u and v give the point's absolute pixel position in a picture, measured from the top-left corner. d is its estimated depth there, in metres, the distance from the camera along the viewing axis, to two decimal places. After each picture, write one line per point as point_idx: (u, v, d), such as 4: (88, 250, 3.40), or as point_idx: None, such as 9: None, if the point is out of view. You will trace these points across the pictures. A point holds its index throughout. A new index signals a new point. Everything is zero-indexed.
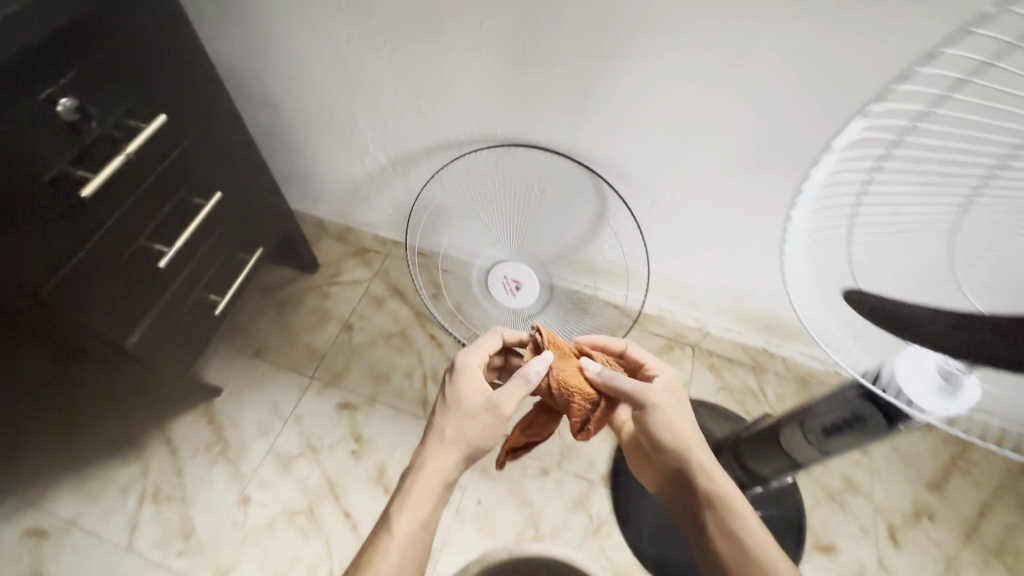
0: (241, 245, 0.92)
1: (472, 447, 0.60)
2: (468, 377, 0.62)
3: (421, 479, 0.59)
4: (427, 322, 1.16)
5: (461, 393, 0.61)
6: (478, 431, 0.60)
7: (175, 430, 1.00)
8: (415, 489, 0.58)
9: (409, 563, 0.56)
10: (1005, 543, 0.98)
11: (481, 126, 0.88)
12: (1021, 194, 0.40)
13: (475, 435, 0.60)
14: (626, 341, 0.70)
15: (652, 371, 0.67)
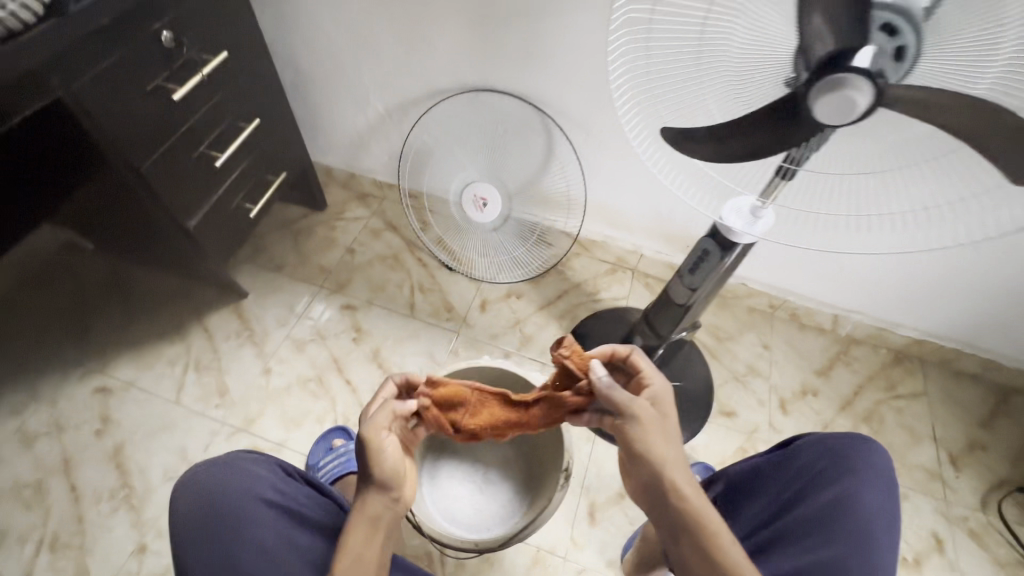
0: (269, 168, 1.19)
1: (381, 479, 0.65)
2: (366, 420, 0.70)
3: (351, 524, 0.63)
4: (415, 249, 1.41)
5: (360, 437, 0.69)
6: (376, 464, 0.65)
7: (211, 321, 1.25)
8: (349, 530, 0.63)
9: None
10: (871, 412, 1.23)
11: (459, 77, 1.15)
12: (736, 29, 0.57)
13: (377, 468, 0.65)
14: (631, 346, 0.75)
15: (646, 378, 0.70)
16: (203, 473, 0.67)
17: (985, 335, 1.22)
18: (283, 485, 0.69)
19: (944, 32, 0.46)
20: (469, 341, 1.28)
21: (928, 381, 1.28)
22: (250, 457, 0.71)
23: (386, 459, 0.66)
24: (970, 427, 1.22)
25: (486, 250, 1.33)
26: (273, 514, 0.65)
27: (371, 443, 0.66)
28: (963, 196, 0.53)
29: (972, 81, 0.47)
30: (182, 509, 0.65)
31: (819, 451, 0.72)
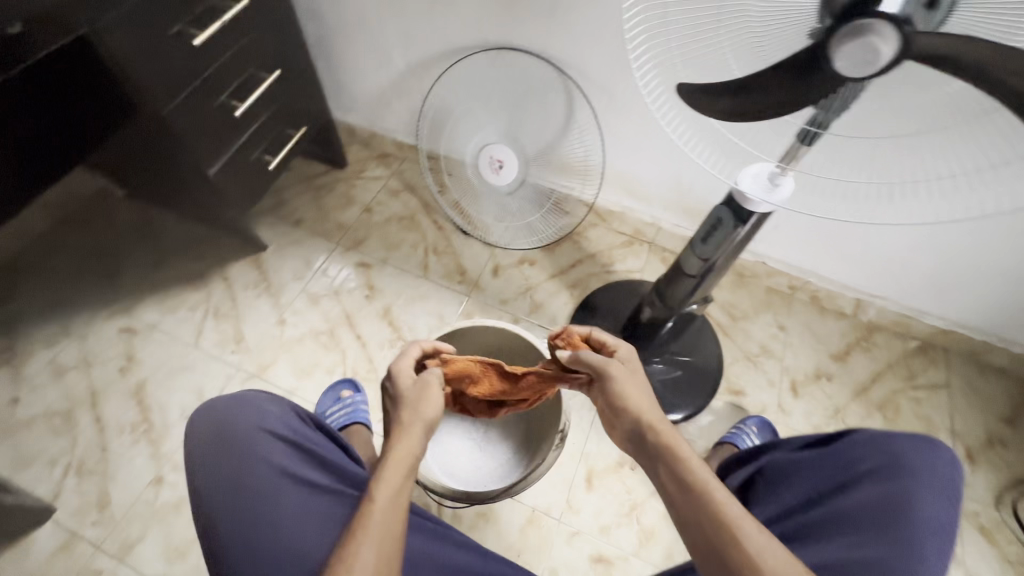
0: (288, 121, 1.20)
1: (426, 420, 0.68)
2: (402, 374, 0.74)
3: (394, 453, 0.63)
4: (431, 211, 1.42)
5: (399, 385, 0.72)
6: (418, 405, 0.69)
7: (231, 271, 1.28)
8: (387, 467, 0.61)
9: (388, 530, 0.56)
10: (887, 400, 1.20)
11: (480, 33, 1.12)
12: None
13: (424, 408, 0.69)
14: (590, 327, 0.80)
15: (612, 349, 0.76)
16: (219, 403, 0.69)
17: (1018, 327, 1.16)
18: (293, 422, 0.70)
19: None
20: (480, 304, 1.29)
21: (952, 373, 1.23)
22: (261, 391, 0.72)
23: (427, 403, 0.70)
24: (992, 422, 1.17)
25: (503, 215, 1.33)
26: (283, 447, 0.67)
27: (423, 386, 0.71)
28: (998, 162, 0.49)
29: (1014, 31, 0.45)
30: (197, 440, 0.67)
31: (874, 449, 0.68)
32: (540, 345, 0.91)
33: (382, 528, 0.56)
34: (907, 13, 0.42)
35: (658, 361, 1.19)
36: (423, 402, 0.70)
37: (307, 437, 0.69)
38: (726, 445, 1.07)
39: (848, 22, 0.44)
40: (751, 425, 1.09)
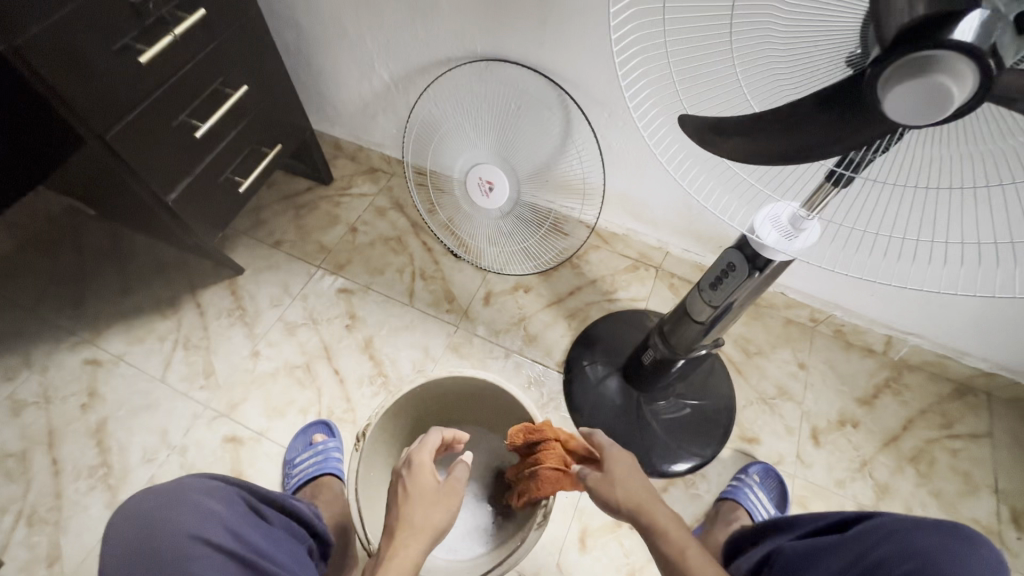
0: (262, 140, 1.12)
1: (437, 531, 0.64)
2: (421, 467, 0.68)
3: (392, 557, 0.59)
4: (420, 232, 1.32)
5: (416, 478, 0.67)
6: (430, 508, 0.65)
7: (203, 297, 1.20)
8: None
9: None
10: (921, 452, 1.07)
11: (466, 44, 1.02)
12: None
13: (439, 515, 0.65)
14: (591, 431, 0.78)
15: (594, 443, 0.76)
16: (148, 500, 0.56)
17: None
18: (237, 527, 0.59)
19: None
20: (470, 336, 1.19)
21: (994, 420, 1.11)
22: (201, 483, 0.61)
23: (441, 511, 0.65)
24: None
25: (496, 238, 1.21)
26: (221, 561, 0.55)
27: (446, 489, 0.67)
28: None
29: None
30: (110, 549, 0.54)
31: (897, 543, 0.54)
32: (524, 400, 0.81)
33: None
34: (994, 40, 0.31)
35: (663, 402, 1.08)
36: (436, 505, 0.65)
37: (253, 546, 0.58)
38: (729, 502, 0.97)
39: (897, 57, 0.33)
40: (753, 475, 1.00)
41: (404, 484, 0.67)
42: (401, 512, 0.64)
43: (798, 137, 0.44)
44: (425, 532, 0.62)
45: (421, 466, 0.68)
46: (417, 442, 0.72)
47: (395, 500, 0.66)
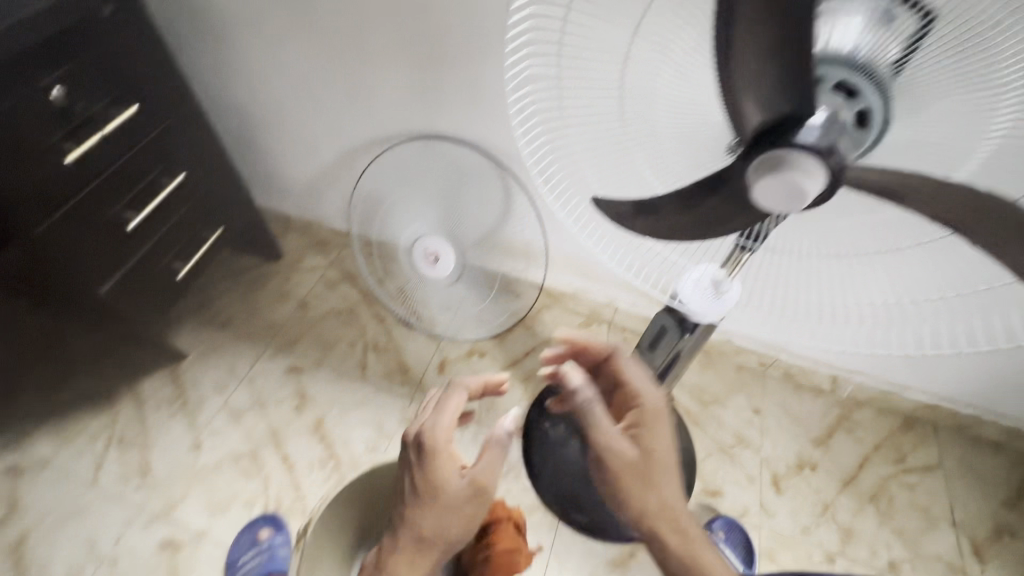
0: (202, 223, 1.11)
1: (446, 543, 0.67)
2: (434, 465, 0.68)
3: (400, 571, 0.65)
4: (372, 303, 1.31)
5: (429, 475, 0.68)
6: (440, 518, 0.67)
7: (141, 388, 1.15)
8: None
9: None
10: (880, 490, 1.08)
11: (405, 123, 1.06)
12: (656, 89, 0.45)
13: (449, 526, 0.67)
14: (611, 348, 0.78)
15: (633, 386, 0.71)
16: None
17: (1006, 399, 1.08)
18: None
19: (918, 92, 0.37)
20: (425, 407, 1.16)
21: (944, 450, 1.13)
22: None
23: (452, 517, 0.67)
24: (993, 507, 1.07)
25: (448, 305, 1.21)
26: None
27: (460, 493, 0.68)
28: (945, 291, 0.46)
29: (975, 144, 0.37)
30: None
31: None
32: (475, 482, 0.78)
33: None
34: (835, 138, 0.34)
35: None
36: (447, 513, 0.67)
37: None
38: None
39: (761, 151, 0.36)
40: (718, 531, 1.02)
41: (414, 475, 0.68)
42: (410, 521, 0.67)
43: (700, 219, 0.47)
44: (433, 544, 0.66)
45: (434, 460, 0.68)
46: (432, 420, 0.71)
47: (407, 501, 0.68)
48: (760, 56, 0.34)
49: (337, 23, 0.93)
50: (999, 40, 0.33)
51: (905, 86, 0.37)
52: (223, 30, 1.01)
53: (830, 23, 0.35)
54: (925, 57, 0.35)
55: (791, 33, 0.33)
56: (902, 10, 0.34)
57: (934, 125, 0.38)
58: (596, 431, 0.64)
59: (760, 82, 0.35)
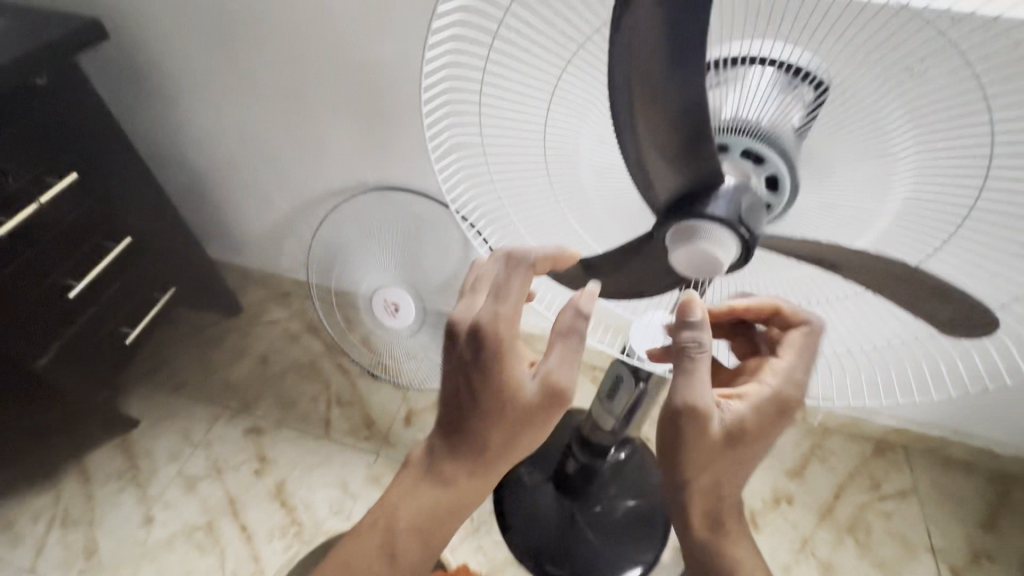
0: (152, 283, 1.08)
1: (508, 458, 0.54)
2: (502, 368, 0.50)
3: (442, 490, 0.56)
4: (335, 354, 1.28)
5: (494, 385, 0.50)
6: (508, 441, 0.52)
7: (88, 461, 1.11)
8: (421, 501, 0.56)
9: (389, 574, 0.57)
10: (857, 520, 1.07)
11: (359, 175, 1.05)
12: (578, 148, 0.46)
13: (515, 447, 0.53)
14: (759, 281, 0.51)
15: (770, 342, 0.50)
16: None
17: (971, 420, 1.07)
18: None
19: (818, 160, 0.39)
20: (391, 463, 1.12)
21: (917, 475, 1.13)
22: None
23: (520, 441, 0.53)
24: (969, 531, 1.06)
25: (413, 354, 1.18)
26: None
27: (532, 414, 0.51)
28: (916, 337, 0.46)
29: (869, 217, 0.40)
30: None
31: None
32: None
33: (377, 535, 0.58)
34: (744, 211, 0.36)
35: (597, 507, 1.04)
36: (517, 434, 0.52)
37: None
38: None
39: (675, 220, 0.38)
40: None
41: (466, 396, 0.52)
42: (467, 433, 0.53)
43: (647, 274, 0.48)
44: (478, 467, 0.55)
45: (502, 372, 0.50)
46: (497, 287, 0.49)
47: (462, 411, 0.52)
48: (652, 131, 0.35)
49: (280, 82, 0.93)
50: (887, 121, 0.36)
51: (807, 152, 0.39)
52: (169, 91, 1.00)
53: (730, 91, 0.38)
54: (823, 128, 0.38)
55: (683, 115, 0.34)
56: (801, 82, 0.37)
57: (832, 194, 0.41)
58: (699, 437, 0.49)
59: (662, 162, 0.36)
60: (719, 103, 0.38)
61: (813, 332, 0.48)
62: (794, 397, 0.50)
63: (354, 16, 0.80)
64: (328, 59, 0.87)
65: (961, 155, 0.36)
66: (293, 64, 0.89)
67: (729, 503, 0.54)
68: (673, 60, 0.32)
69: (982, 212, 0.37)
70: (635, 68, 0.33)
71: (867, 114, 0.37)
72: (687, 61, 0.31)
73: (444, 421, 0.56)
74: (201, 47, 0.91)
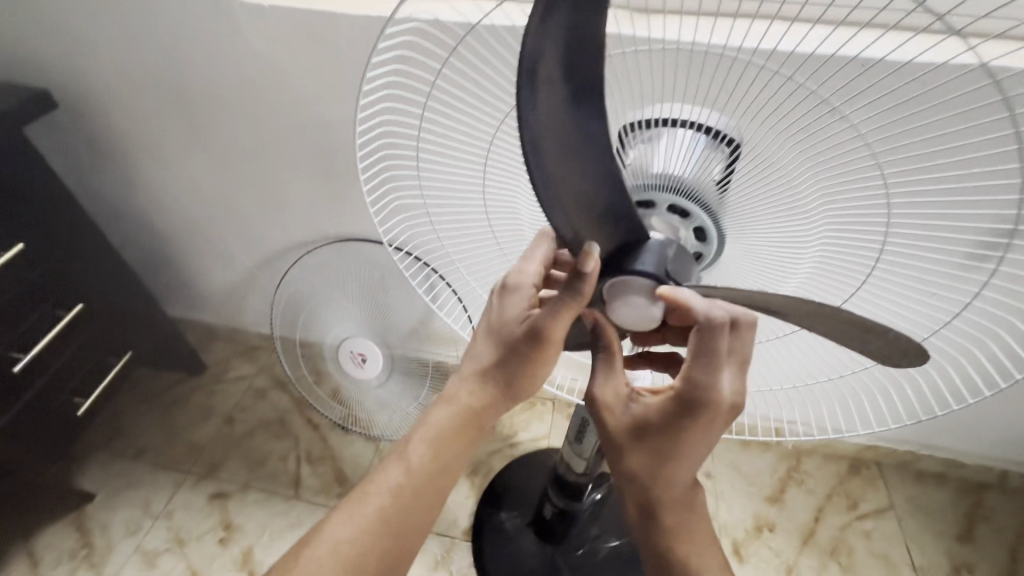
0: (107, 349, 1.04)
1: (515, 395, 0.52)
2: (519, 294, 0.49)
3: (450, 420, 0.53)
4: (305, 408, 1.24)
5: (509, 310, 0.49)
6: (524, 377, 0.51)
7: (37, 543, 1.04)
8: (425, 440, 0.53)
9: (365, 538, 0.51)
10: (839, 542, 1.07)
11: (319, 227, 1.05)
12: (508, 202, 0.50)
13: (522, 384, 0.51)
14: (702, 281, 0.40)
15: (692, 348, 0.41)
16: None
17: (938, 433, 1.09)
18: None
19: (738, 214, 0.42)
20: None
21: (893, 491, 1.14)
22: None
23: (531, 379, 0.51)
24: (948, 545, 1.07)
25: (384, 403, 1.15)
26: None
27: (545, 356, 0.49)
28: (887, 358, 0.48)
29: (794, 262, 0.43)
30: None
31: None
32: None
33: (366, 506, 0.52)
34: (668, 265, 0.39)
35: (580, 551, 1.01)
36: (530, 373, 0.50)
37: None
38: None
39: (607, 281, 0.41)
40: None
41: (485, 361, 0.52)
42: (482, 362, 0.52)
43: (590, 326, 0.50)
44: (484, 427, 0.54)
45: (520, 301, 0.49)
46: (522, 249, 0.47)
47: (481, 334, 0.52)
48: (569, 205, 0.37)
49: (235, 141, 0.93)
50: (797, 181, 0.40)
51: (729, 209, 0.42)
52: (124, 155, 1.00)
53: (657, 151, 0.41)
54: (737, 183, 0.41)
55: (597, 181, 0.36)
56: (721, 145, 0.40)
57: (756, 244, 0.44)
58: (608, 436, 0.48)
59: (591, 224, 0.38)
60: (647, 163, 0.41)
61: (704, 332, 0.40)
62: (707, 402, 0.42)
63: (306, 79, 0.81)
64: (282, 119, 0.88)
65: (863, 206, 0.40)
66: (247, 125, 0.90)
67: (670, 504, 0.48)
68: (574, 144, 0.35)
69: (889, 255, 0.41)
70: (548, 149, 0.34)
71: (777, 174, 0.40)
72: (587, 144, 0.35)
73: (448, 389, 0.54)
74: (154, 113, 0.91)
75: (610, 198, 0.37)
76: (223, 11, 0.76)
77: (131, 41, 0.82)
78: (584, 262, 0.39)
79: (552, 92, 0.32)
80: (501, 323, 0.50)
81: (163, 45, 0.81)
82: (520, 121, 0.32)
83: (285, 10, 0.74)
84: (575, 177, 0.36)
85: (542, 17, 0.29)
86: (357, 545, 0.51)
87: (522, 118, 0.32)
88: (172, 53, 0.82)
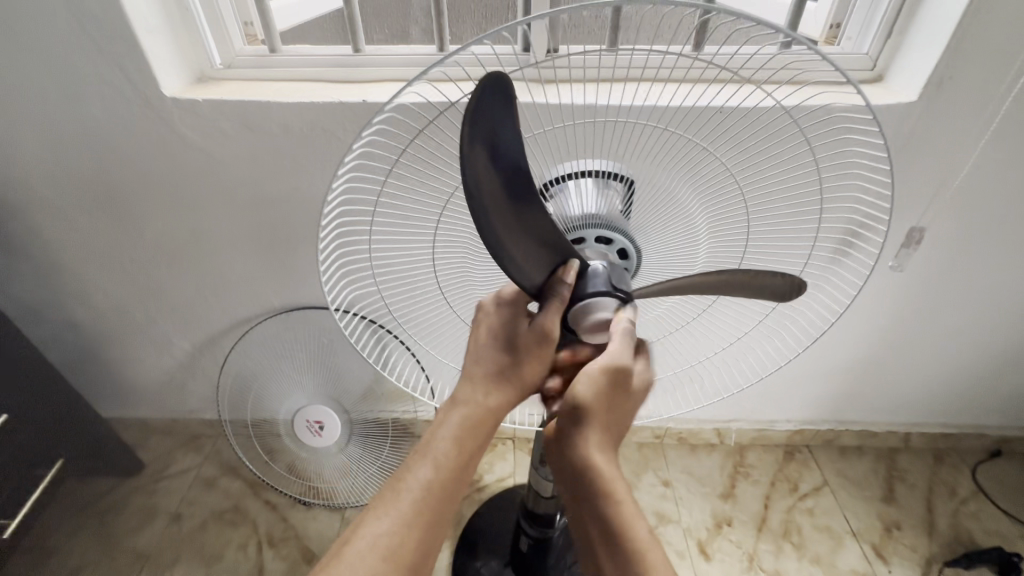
0: (36, 459, 0.96)
1: (521, 390, 0.51)
2: (515, 304, 0.51)
3: (463, 419, 0.51)
4: (260, 489, 1.19)
5: (508, 317, 0.51)
6: (528, 371, 0.50)
7: None
8: (444, 438, 0.51)
9: (405, 540, 0.49)
10: (788, 524, 1.17)
11: (261, 301, 1.06)
12: (457, 264, 0.56)
13: (524, 379, 0.51)
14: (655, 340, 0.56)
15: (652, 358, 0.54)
16: None
17: (849, 411, 1.24)
18: None
19: (643, 231, 0.52)
20: None
21: (824, 468, 1.27)
22: None
23: (531, 376, 0.50)
24: (877, 508, 1.20)
25: (346, 469, 1.14)
26: None
27: (544, 354, 0.49)
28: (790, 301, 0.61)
29: (694, 256, 0.53)
30: None
31: None
32: None
33: (401, 506, 0.50)
34: (613, 282, 0.47)
35: None
36: (532, 365, 0.50)
37: None
38: None
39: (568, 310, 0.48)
40: None
41: (495, 364, 0.51)
42: (485, 361, 0.51)
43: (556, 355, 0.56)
44: (497, 427, 0.53)
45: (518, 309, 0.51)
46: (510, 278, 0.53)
47: (478, 338, 0.52)
48: (524, 260, 0.43)
49: (173, 228, 0.94)
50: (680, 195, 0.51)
51: (636, 229, 0.52)
52: (45, 254, 0.97)
53: (568, 198, 0.49)
54: (639, 209, 0.51)
55: (542, 236, 0.43)
56: (615, 181, 0.49)
57: (658, 258, 0.54)
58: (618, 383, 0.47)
59: (544, 266, 0.45)
60: (562, 210, 0.49)
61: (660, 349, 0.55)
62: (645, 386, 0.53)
63: (241, 160, 0.86)
64: (220, 200, 0.91)
65: (729, 222, 0.53)
66: (185, 209, 0.92)
67: (578, 485, 0.49)
68: (517, 216, 0.41)
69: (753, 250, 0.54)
70: (496, 216, 0.40)
71: (668, 202, 0.51)
72: (526, 215, 0.42)
73: (460, 394, 0.52)
74: (79, 206, 0.91)
75: (553, 244, 0.44)
76: (154, 106, 0.80)
77: (55, 141, 0.83)
78: (565, 274, 0.46)
79: (491, 169, 0.38)
80: (503, 329, 0.51)
81: (90, 142, 0.83)
82: (469, 195, 0.38)
83: (218, 103, 0.79)
84: (521, 238, 0.42)
85: (473, 122, 0.36)
86: (397, 548, 0.49)
87: (469, 190, 0.38)
88: (101, 149, 0.84)
